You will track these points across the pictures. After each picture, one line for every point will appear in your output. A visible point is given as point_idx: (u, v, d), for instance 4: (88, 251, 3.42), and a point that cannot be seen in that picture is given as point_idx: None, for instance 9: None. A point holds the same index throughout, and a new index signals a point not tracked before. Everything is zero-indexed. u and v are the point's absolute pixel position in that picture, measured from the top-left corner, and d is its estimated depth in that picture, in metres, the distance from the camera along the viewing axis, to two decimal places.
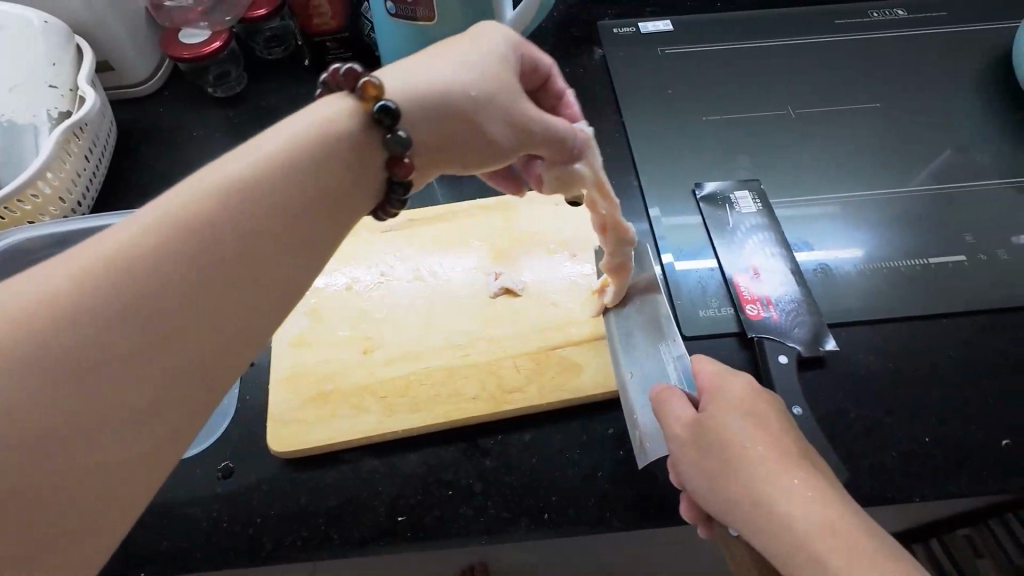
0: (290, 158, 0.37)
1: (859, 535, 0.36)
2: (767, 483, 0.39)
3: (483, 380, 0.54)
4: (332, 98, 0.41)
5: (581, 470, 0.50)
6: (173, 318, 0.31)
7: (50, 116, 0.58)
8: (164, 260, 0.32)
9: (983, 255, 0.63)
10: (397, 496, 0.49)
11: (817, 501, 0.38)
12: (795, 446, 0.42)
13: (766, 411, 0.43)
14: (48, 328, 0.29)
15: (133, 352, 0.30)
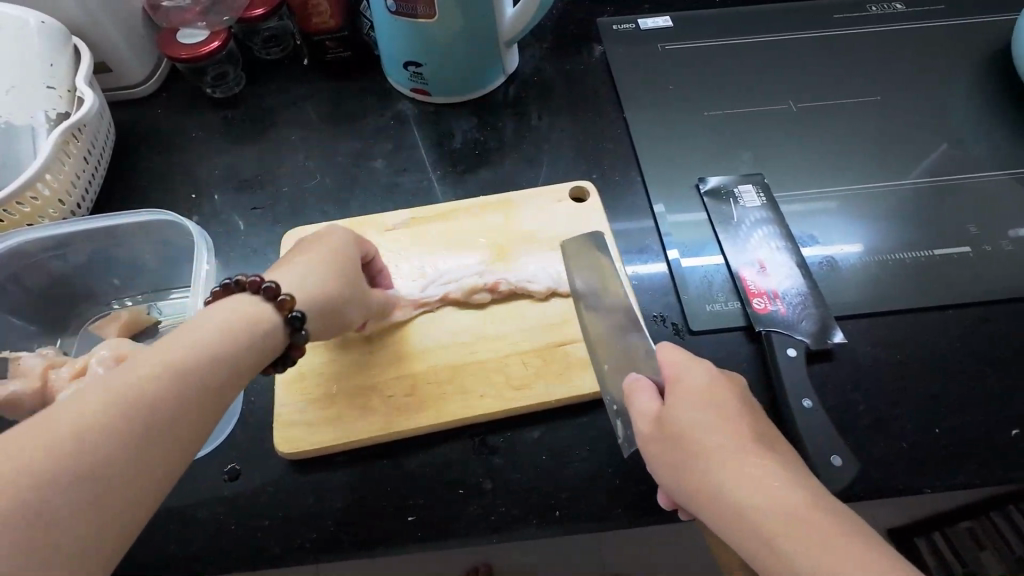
0: (228, 326, 0.41)
1: (821, 518, 0.34)
2: (723, 470, 0.37)
3: (490, 378, 0.53)
4: (242, 297, 0.44)
5: (591, 467, 0.50)
6: (160, 426, 0.34)
7: (48, 117, 0.58)
8: (162, 381, 0.35)
9: (987, 246, 0.63)
10: (404, 496, 0.49)
11: (776, 485, 0.35)
12: (761, 434, 0.40)
13: (727, 399, 0.42)
14: (73, 451, 0.30)
15: (128, 459, 0.32)
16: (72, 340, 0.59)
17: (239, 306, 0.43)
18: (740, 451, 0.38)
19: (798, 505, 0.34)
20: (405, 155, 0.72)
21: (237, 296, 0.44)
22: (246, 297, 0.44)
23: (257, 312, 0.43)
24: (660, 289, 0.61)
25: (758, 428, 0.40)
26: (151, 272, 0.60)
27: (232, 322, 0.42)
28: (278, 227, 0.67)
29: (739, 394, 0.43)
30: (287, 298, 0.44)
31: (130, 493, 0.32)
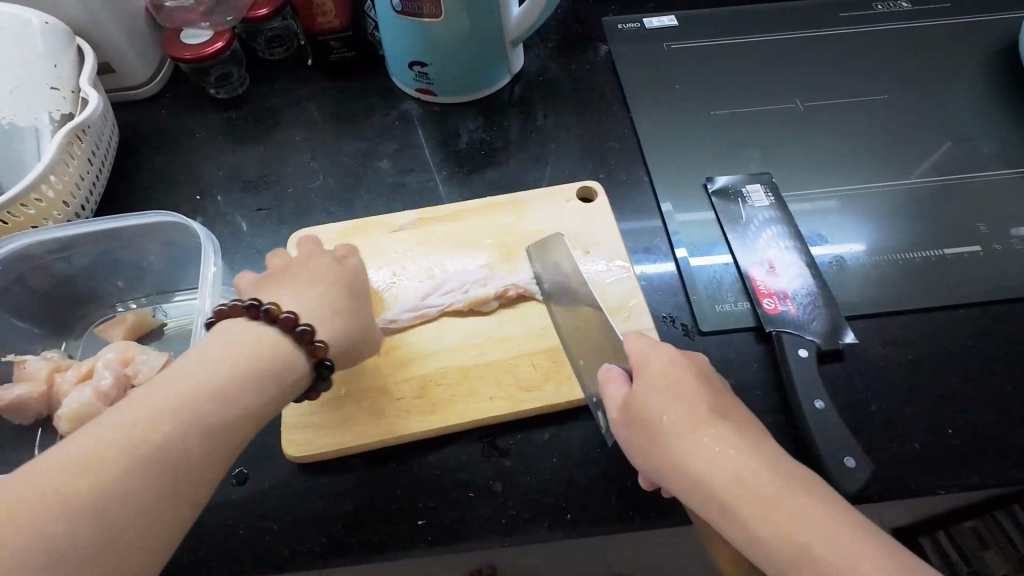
0: (237, 359, 0.40)
1: (783, 487, 0.36)
2: (689, 451, 0.38)
3: (500, 379, 0.53)
4: (263, 332, 0.42)
5: (602, 468, 0.49)
6: (172, 467, 0.35)
7: (52, 118, 0.57)
8: (178, 421, 0.36)
9: (997, 245, 0.62)
10: (414, 499, 0.48)
11: (739, 460, 0.37)
12: (721, 407, 0.41)
13: (686, 376, 0.42)
14: (86, 498, 0.32)
15: (137, 503, 0.33)
16: (76, 343, 0.58)
17: (259, 339, 0.42)
18: (702, 429, 0.39)
19: (761, 477, 0.36)
20: (411, 155, 0.71)
21: (259, 327, 0.43)
22: (269, 330, 0.43)
23: (284, 354, 0.42)
24: (669, 288, 0.60)
25: (718, 401, 0.41)
26: (157, 274, 0.60)
27: (249, 358, 0.41)
28: (283, 228, 0.66)
29: (698, 368, 0.44)
30: (320, 347, 0.44)
31: (134, 526, 0.33)
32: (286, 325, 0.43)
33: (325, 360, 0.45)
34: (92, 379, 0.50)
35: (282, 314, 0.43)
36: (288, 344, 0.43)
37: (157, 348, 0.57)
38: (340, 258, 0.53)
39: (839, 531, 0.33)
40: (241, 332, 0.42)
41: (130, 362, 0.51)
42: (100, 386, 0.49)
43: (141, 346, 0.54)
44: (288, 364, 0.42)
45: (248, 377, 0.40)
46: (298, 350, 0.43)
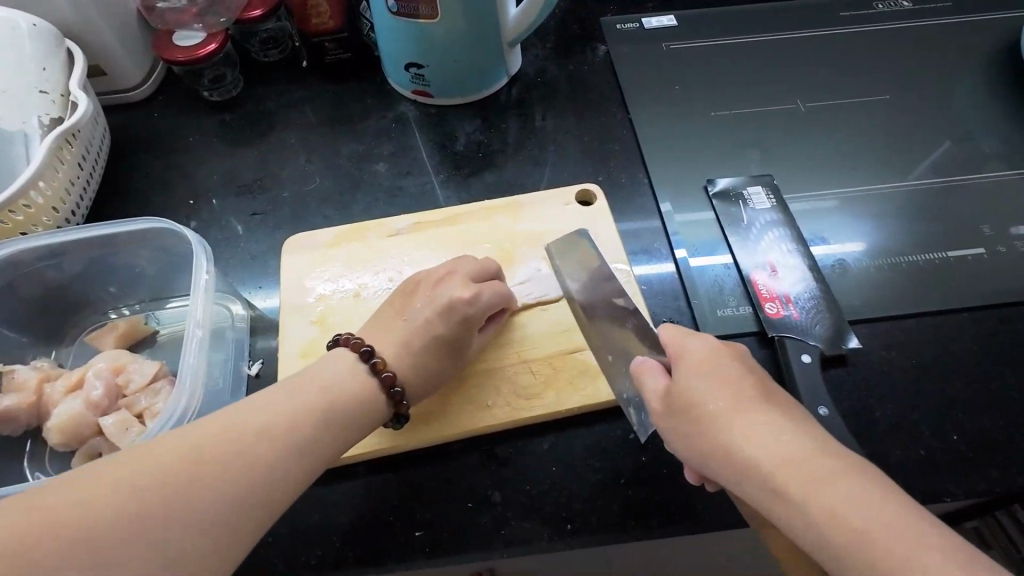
0: (333, 396, 0.45)
1: (833, 465, 0.35)
2: (736, 434, 0.38)
3: (498, 388, 0.52)
4: (354, 367, 0.48)
5: (603, 478, 0.48)
6: (256, 441, 0.39)
7: (41, 122, 0.56)
8: (275, 412, 0.42)
9: (1001, 247, 0.62)
10: (412, 510, 0.48)
11: (788, 441, 0.37)
12: (765, 394, 0.41)
13: (727, 364, 0.43)
14: (191, 445, 0.38)
15: (224, 455, 0.38)
16: (66, 352, 0.57)
17: (359, 384, 0.46)
18: (748, 413, 0.39)
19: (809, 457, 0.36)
20: (407, 158, 0.70)
21: (350, 361, 0.48)
22: (369, 379, 0.47)
23: (368, 392, 0.47)
24: (670, 292, 0.60)
25: (760, 389, 0.41)
26: (150, 280, 0.58)
27: (344, 394, 0.45)
28: (278, 233, 0.65)
29: (740, 357, 0.44)
30: (404, 404, 0.48)
31: (209, 478, 0.37)
32: (384, 383, 0.47)
33: (404, 414, 0.48)
34: (81, 390, 0.49)
35: (384, 373, 0.47)
36: (377, 393, 0.47)
37: (149, 356, 0.55)
38: (448, 276, 0.53)
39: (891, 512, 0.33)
40: (348, 375, 0.47)
41: (121, 371, 0.51)
42: (90, 396, 0.48)
43: (132, 355, 0.53)
44: (373, 410, 0.47)
45: (327, 414, 0.44)
46: (386, 403, 0.48)
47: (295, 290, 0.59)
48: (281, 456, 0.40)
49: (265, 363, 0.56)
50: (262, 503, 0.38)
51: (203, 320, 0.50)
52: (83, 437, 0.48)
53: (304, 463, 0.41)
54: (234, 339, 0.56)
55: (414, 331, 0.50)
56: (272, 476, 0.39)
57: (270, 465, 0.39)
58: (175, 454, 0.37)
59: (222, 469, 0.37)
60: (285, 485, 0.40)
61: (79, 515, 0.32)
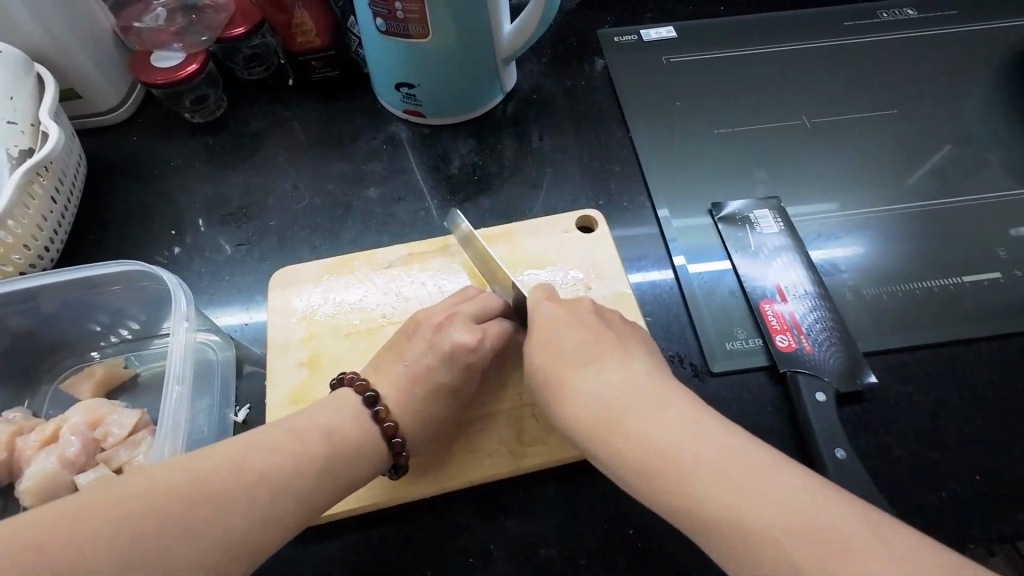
0: (337, 440, 0.43)
1: (666, 430, 0.39)
2: (565, 394, 0.44)
3: (499, 434, 0.50)
4: (353, 407, 0.46)
5: (609, 528, 0.46)
6: (259, 481, 0.38)
7: (10, 155, 0.53)
8: (282, 452, 0.40)
9: (1019, 271, 0.59)
10: (410, 567, 0.45)
11: (605, 394, 0.42)
12: (592, 347, 0.46)
13: (566, 324, 0.48)
14: (195, 481, 0.37)
15: (226, 491, 0.37)
16: (42, 399, 0.54)
17: (360, 432, 0.44)
18: (576, 374, 0.44)
19: (626, 410, 0.41)
20: (400, 182, 0.68)
21: (351, 402, 0.46)
22: (371, 429, 0.45)
23: (370, 442, 0.45)
24: (676, 323, 0.57)
25: (591, 341, 0.46)
26: (129, 319, 0.55)
27: (347, 441, 0.43)
28: (265, 264, 0.62)
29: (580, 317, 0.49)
30: (403, 454, 0.46)
31: (208, 515, 0.36)
32: (385, 432, 0.45)
33: (403, 464, 0.46)
34: (56, 445, 0.46)
35: (386, 421, 0.46)
36: (379, 441, 0.45)
37: (130, 403, 0.52)
38: (449, 319, 0.51)
39: (720, 465, 0.36)
40: (351, 419, 0.45)
41: (99, 424, 0.48)
42: (66, 454, 0.45)
43: (110, 403, 0.50)
44: (374, 458, 0.44)
45: (329, 464, 0.42)
46: (386, 449, 0.45)
47: (283, 327, 0.56)
48: (271, 501, 0.38)
49: (252, 409, 0.53)
50: (242, 550, 0.36)
51: (181, 374, 0.47)
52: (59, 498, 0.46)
53: (295, 511, 0.39)
54: (220, 384, 0.53)
55: (413, 379, 0.48)
56: (265, 522, 0.38)
57: (272, 500, 0.38)
58: (178, 489, 0.36)
59: (224, 503, 0.37)
60: (272, 533, 0.38)
61: (58, 541, 0.32)
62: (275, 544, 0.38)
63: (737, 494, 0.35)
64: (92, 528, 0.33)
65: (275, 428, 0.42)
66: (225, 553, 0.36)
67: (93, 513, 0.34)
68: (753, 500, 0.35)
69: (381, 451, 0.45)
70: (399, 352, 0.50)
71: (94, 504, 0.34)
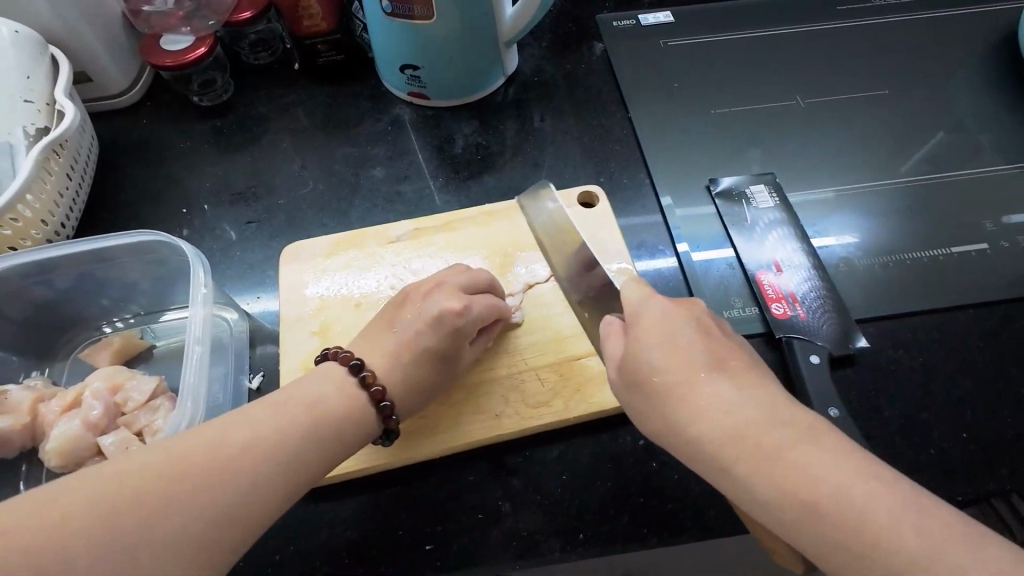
0: (320, 412, 0.43)
1: (812, 458, 0.34)
2: (688, 413, 0.38)
3: (506, 397, 0.52)
4: (335, 371, 0.47)
5: (616, 489, 0.48)
6: (257, 449, 0.39)
7: (26, 133, 0.55)
8: (279, 421, 0.41)
9: (1005, 242, 0.61)
10: (420, 523, 0.47)
11: (737, 409, 0.37)
12: (716, 355, 0.40)
13: (681, 327, 0.42)
14: (197, 452, 0.37)
15: (227, 460, 0.38)
16: (60, 369, 0.56)
17: (348, 399, 0.45)
18: (699, 388, 0.39)
19: (763, 431, 0.36)
20: (404, 163, 0.69)
21: (331, 369, 0.47)
22: (356, 393, 0.46)
23: (359, 408, 0.45)
24: (676, 295, 0.59)
25: (710, 347, 0.41)
26: (144, 292, 0.57)
27: (335, 412, 0.44)
28: (274, 242, 0.64)
29: (702, 322, 0.43)
30: (393, 419, 0.47)
31: (212, 484, 0.36)
32: (373, 397, 0.46)
33: (394, 430, 0.47)
34: (78, 409, 0.48)
35: (373, 386, 0.46)
36: (367, 406, 0.46)
37: (146, 371, 0.54)
38: (437, 288, 0.52)
39: (910, 520, 0.31)
40: (332, 391, 0.45)
41: (119, 389, 0.50)
42: (88, 417, 0.47)
43: (130, 371, 0.52)
44: (365, 425, 0.45)
45: (324, 432, 0.43)
46: (376, 417, 0.46)
47: (294, 301, 0.58)
48: (277, 469, 0.39)
49: (265, 377, 0.55)
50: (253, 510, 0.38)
51: (201, 336, 0.48)
52: (81, 458, 0.47)
53: (303, 468, 0.41)
54: (234, 351, 0.55)
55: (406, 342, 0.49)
56: (271, 484, 0.39)
57: (273, 466, 0.39)
58: (179, 462, 0.36)
59: (227, 471, 0.37)
60: (281, 493, 0.39)
61: (74, 505, 0.33)
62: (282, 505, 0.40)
63: (865, 502, 0.32)
64: (104, 497, 0.34)
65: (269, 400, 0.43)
66: (238, 514, 0.37)
67: (102, 483, 0.35)
68: (941, 544, 0.31)
69: (368, 418, 0.46)
70: (387, 322, 0.51)
71: (103, 475, 0.35)
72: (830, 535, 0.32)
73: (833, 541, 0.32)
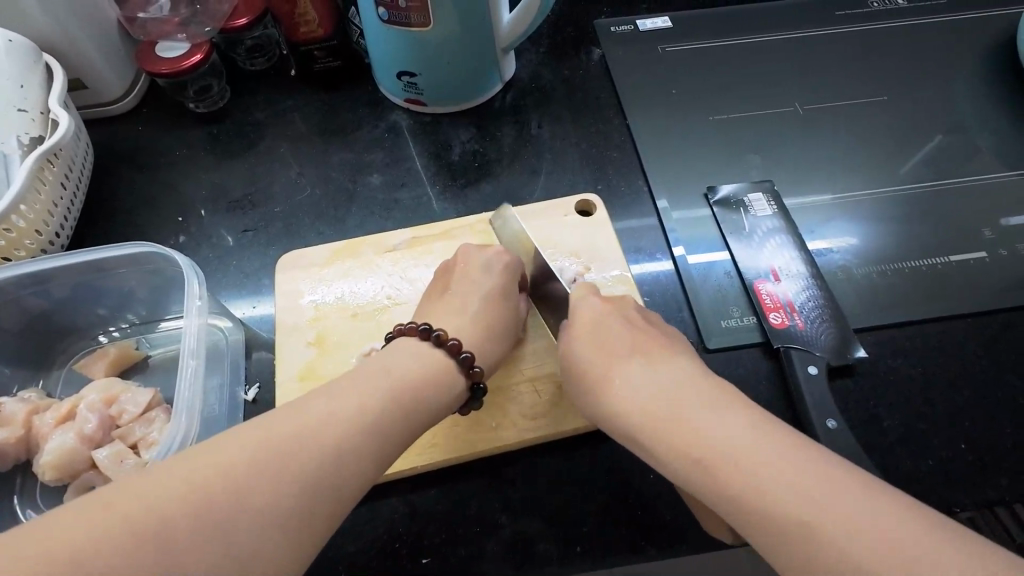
0: (395, 391, 0.42)
1: (714, 428, 0.37)
2: (614, 397, 0.43)
3: (505, 408, 0.52)
4: (408, 341, 0.48)
5: (616, 503, 0.47)
6: (307, 458, 0.36)
7: (20, 142, 0.55)
8: (331, 421, 0.38)
9: (1004, 250, 0.61)
10: (419, 534, 0.47)
11: (654, 391, 0.42)
12: (642, 347, 0.46)
13: (612, 325, 0.48)
14: (243, 464, 0.34)
15: (276, 469, 0.34)
16: (55, 380, 0.56)
17: (429, 362, 0.46)
18: (624, 375, 0.44)
19: (675, 408, 0.40)
20: (401, 170, 0.69)
21: (404, 341, 0.48)
22: (436, 352, 0.47)
23: (446, 370, 0.47)
24: (674, 303, 0.59)
25: (635, 340, 0.47)
26: (139, 302, 0.57)
27: (409, 381, 0.44)
28: (271, 250, 0.63)
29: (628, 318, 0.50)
30: (476, 371, 0.48)
31: (258, 495, 0.33)
32: (451, 351, 0.47)
33: (480, 384, 0.48)
34: (73, 422, 0.48)
35: (449, 341, 0.48)
36: (449, 366, 0.47)
37: (142, 383, 0.54)
38: (459, 260, 0.57)
39: (798, 478, 0.34)
40: (412, 360, 0.46)
41: (114, 401, 0.49)
42: (83, 430, 0.47)
43: (125, 382, 0.51)
44: (451, 381, 0.46)
45: (381, 431, 0.40)
46: (460, 373, 0.47)
47: (290, 309, 0.58)
48: (327, 477, 0.36)
49: (261, 388, 0.55)
50: (290, 522, 0.33)
51: (196, 348, 0.48)
52: (76, 470, 0.47)
53: (355, 474, 0.37)
54: (231, 362, 0.55)
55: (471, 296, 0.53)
56: (322, 492, 0.35)
57: (326, 473, 0.36)
58: (221, 473, 0.33)
59: (277, 482, 0.34)
60: (331, 507, 0.36)
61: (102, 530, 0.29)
62: (322, 515, 0.35)
63: (758, 465, 0.35)
64: (119, 528, 0.29)
65: (326, 398, 0.40)
66: (288, 525, 0.33)
67: (136, 503, 0.31)
68: (824, 500, 0.32)
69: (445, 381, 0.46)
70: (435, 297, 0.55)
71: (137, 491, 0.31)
72: (729, 497, 0.35)
73: (740, 509, 0.35)
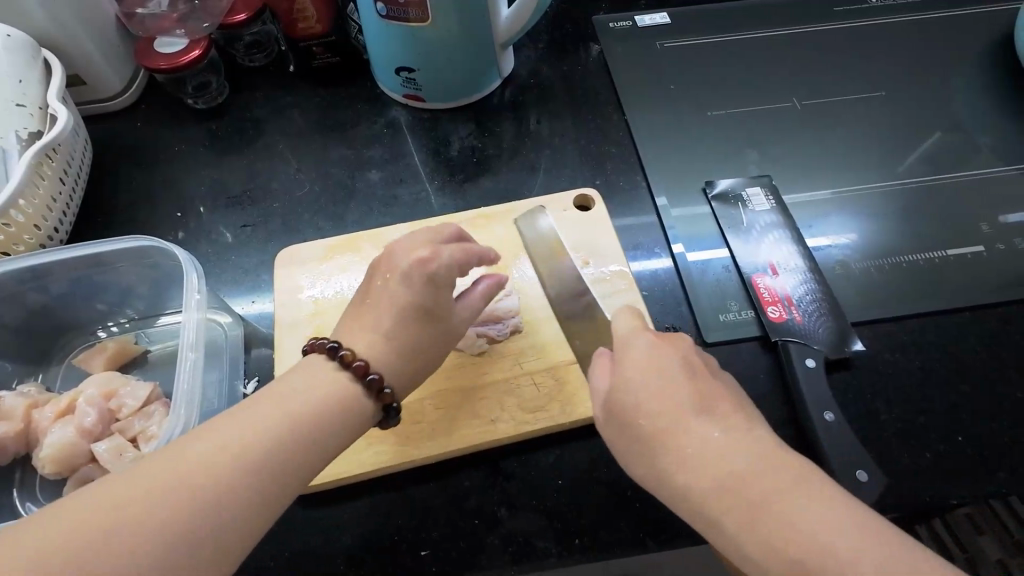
0: (305, 407, 0.41)
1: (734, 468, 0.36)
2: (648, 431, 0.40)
3: (503, 402, 0.52)
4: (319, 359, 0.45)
5: (613, 496, 0.48)
6: (256, 453, 0.37)
7: (19, 137, 0.55)
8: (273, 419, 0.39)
9: (1001, 244, 0.61)
10: (418, 529, 0.47)
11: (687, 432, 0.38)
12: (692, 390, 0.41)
13: (665, 361, 0.42)
14: (193, 468, 0.35)
15: (228, 469, 0.36)
16: (54, 375, 0.56)
17: (333, 385, 0.43)
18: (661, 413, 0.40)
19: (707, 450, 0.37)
20: (400, 165, 0.69)
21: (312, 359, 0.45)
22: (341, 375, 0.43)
23: (351, 395, 0.43)
24: (672, 297, 0.59)
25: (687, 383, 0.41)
26: (138, 297, 0.57)
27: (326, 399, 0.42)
28: (270, 245, 0.64)
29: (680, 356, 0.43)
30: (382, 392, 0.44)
31: (210, 493, 0.34)
32: (357, 373, 0.43)
33: (392, 404, 0.45)
34: (72, 416, 0.48)
35: (353, 363, 0.44)
36: (355, 388, 0.43)
37: (141, 377, 0.54)
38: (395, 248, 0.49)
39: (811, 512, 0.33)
40: (324, 379, 0.43)
41: (113, 396, 0.50)
42: (83, 423, 0.47)
43: (124, 377, 0.51)
44: (355, 401, 0.43)
45: (322, 428, 0.41)
46: (368, 396, 0.44)
47: (290, 304, 0.58)
48: (277, 469, 0.37)
49: (260, 382, 0.55)
50: (245, 511, 0.35)
51: (195, 341, 0.48)
52: (75, 464, 0.48)
53: (305, 463, 0.39)
54: (229, 358, 0.55)
55: (386, 298, 0.47)
56: (272, 483, 0.37)
57: (274, 469, 0.37)
58: (175, 477, 0.34)
59: (231, 479, 0.35)
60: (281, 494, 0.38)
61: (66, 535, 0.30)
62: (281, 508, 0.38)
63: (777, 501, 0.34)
64: (106, 533, 0.31)
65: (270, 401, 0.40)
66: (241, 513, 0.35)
67: (94, 508, 0.32)
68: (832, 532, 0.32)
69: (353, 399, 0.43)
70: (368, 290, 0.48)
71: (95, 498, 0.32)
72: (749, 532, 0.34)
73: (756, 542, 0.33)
